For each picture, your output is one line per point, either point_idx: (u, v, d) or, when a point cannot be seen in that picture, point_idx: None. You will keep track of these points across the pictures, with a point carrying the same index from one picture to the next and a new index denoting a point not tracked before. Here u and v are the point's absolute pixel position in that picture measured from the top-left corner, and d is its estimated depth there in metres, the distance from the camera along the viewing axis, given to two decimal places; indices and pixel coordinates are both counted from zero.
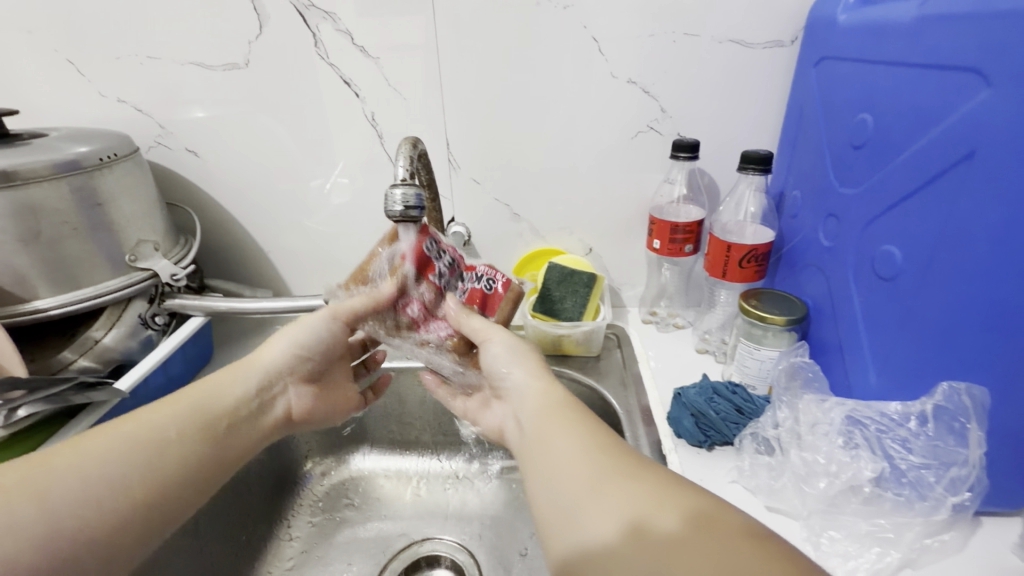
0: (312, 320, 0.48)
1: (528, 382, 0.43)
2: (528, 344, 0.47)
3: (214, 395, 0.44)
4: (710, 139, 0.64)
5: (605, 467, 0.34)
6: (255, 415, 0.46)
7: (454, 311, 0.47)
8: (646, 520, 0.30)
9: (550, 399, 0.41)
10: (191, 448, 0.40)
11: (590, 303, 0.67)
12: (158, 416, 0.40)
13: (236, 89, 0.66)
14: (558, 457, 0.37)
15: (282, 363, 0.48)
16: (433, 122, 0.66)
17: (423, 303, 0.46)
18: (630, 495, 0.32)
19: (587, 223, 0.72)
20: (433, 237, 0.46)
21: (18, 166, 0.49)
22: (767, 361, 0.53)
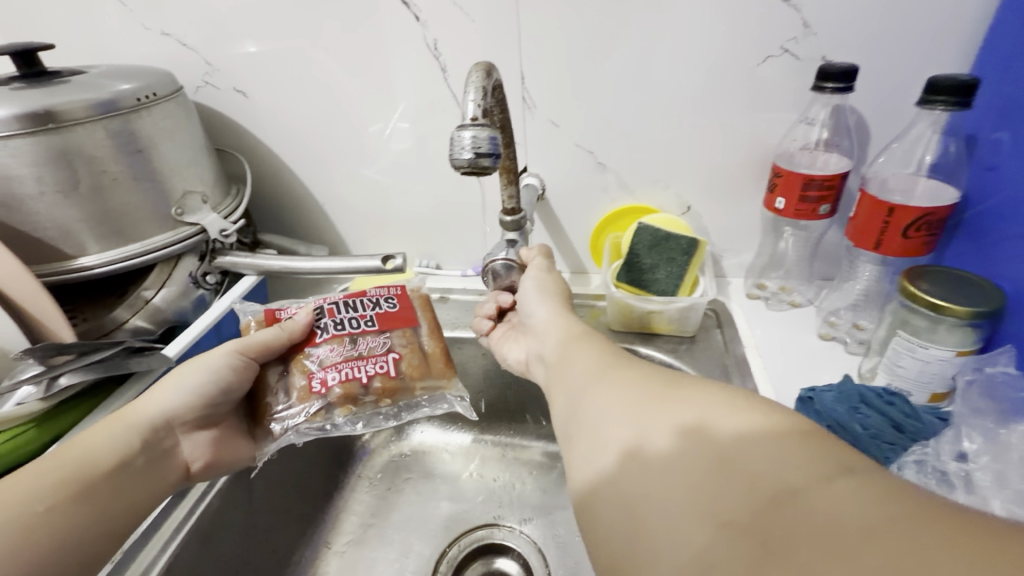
0: (212, 356, 0.43)
1: (550, 319, 0.42)
2: (561, 286, 0.46)
3: (89, 448, 0.38)
4: (870, 64, 0.48)
5: (639, 387, 0.29)
6: (149, 469, 0.40)
7: (370, 347, 0.45)
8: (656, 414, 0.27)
9: (572, 329, 0.39)
10: (69, 524, 0.34)
11: (688, 275, 0.56)
12: (27, 485, 0.34)
13: (283, 17, 0.57)
14: (580, 383, 0.33)
15: (179, 409, 0.42)
16: (506, 52, 0.55)
17: (326, 365, 0.44)
18: (646, 410, 0.27)
19: (687, 177, 0.59)
20: (284, 315, 0.48)
21: (55, 107, 0.45)
22: (933, 363, 0.40)
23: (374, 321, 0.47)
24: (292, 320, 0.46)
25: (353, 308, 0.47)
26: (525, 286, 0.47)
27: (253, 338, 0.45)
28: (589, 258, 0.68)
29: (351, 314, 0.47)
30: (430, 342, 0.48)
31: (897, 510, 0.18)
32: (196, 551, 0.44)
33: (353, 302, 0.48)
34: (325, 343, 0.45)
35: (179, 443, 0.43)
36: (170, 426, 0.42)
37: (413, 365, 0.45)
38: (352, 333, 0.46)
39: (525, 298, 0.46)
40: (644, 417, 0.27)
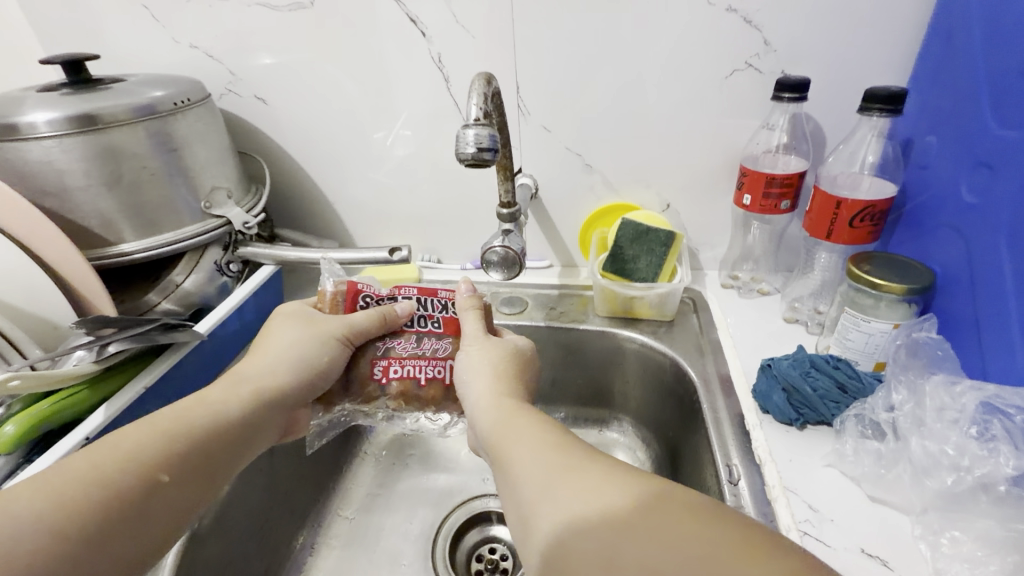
0: (324, 330, 0.46)
1: (474, 395, 0.41)
2: (496, 350, 0.44)
3: (208, 416, 0.39)
4: (822, 77, 0.55)
5: (560, 467, 0.31)
6: (253, 438, 0.42)
7: (432, 350, 0.47)
8: (594, 512, 0.28)
9: (497, 405, 0.38)
10: (180, 495, 0.36)
11: (667, 263, 0.62)
12: (151, 454, 0.35)
13: (301, 32, 0.64)
14: (506, 465, 0.34)
15: (287, 380, 0.44)
16: (503, 64, 0.61)
17: (393, 356, 0.47)
18: (606, 507, 0.28)
19: (666, 177, 0.65)
20: (367, 292, 0.49)
21: (99, 111, 0.50)
22: (876, 335, 0.46)
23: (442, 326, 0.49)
24: (391, 307, 0.48)
25: (428, 309, 0.49)
26: (464, 353, 0.45)
27: (352, 325, 0.47)
28: (577, 252, 0.74)
29: (425, 312, 0.49)
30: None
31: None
32: (226, 506, 0.48)
33: (431, 305, 0.50)
34: (399, 335, 0.48)
35: (282, 416, 0.44)
36: (283, 397, 0.44)
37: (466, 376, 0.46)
38: (424, 333, 0.48)
39: (462, 369, 0.44)
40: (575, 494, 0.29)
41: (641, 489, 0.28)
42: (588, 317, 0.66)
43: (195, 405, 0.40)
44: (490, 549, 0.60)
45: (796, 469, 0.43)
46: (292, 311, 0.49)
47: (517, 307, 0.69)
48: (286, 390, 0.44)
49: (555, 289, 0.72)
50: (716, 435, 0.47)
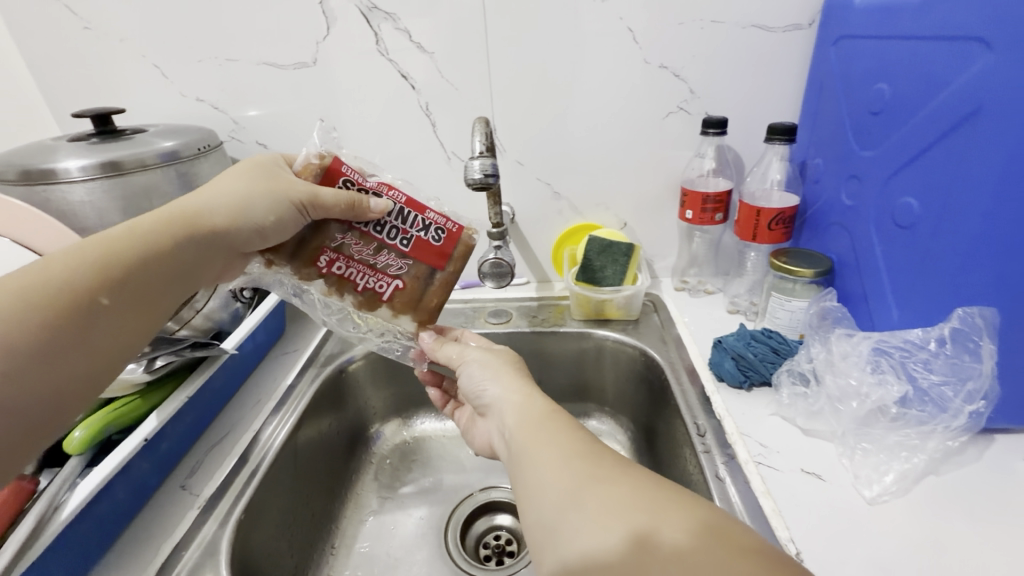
0: (280, 186, 0.46)
1: (503, 397, 0.46)
2: (501, 357, 0.51)
3: (145, 246, 0.42)
4: (737, 117, 0.71)
5: (589, 477, 0.36)
6: (187, 272, 0.44)
7: (386, 264, 0.50)
8: (620, 526, 0.32)
9: (530, 412, 0.43)
10: (123, 316, 0.40)
11: (629, 271, 0.74)
12: (88, 277, 0.39)
13: (303, 87, 0.73)
14: (535, 477, 0.38)
15: (223, 217, 0.45)
16: (482, 111, 0.73)
17: (345, 254, 0.49)
18: (630, 515, 0.32)
19: (621, 200, 0.78)
20: (348, 177, 0.48)
21: (128, 158, 0.57)
22: (797, 312, 0.59)
23: (409, 248, 0.50)
24: (364, 198, 0.47)
25: (404, 219, 0.49)
26: (472, 367, 0.50)
27: (314, 193, 0.46)
28: (550, 268, 0.85)
29: (400, 228, 0.49)
30: (432, 293, 0.52)
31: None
32: (265, 500, 0.53)
33: (410, 216, 0.49)
34: (361, 234, 0.48)
35: (222, 256, 0.46)
36: (217, 238, 0.45)
37: (402, 298, 0.51)
38: (388, 241, 0.49)
39: (473, 376, 0.50)
40: (603, 505, 0.34)
41: (663, 505, 0.33)
42: (566, 321, 0.76)
43: (132, 233, 0.42)
44: (496, 536, 0.67)
45: (748, 419, 0.53)
46: (248, 167, 0.49)
47: (503, 317, 0.78)
48: (222, 232, 0.45)
49: (533, 301, 0.82)
50: (683, 402, 0.58)
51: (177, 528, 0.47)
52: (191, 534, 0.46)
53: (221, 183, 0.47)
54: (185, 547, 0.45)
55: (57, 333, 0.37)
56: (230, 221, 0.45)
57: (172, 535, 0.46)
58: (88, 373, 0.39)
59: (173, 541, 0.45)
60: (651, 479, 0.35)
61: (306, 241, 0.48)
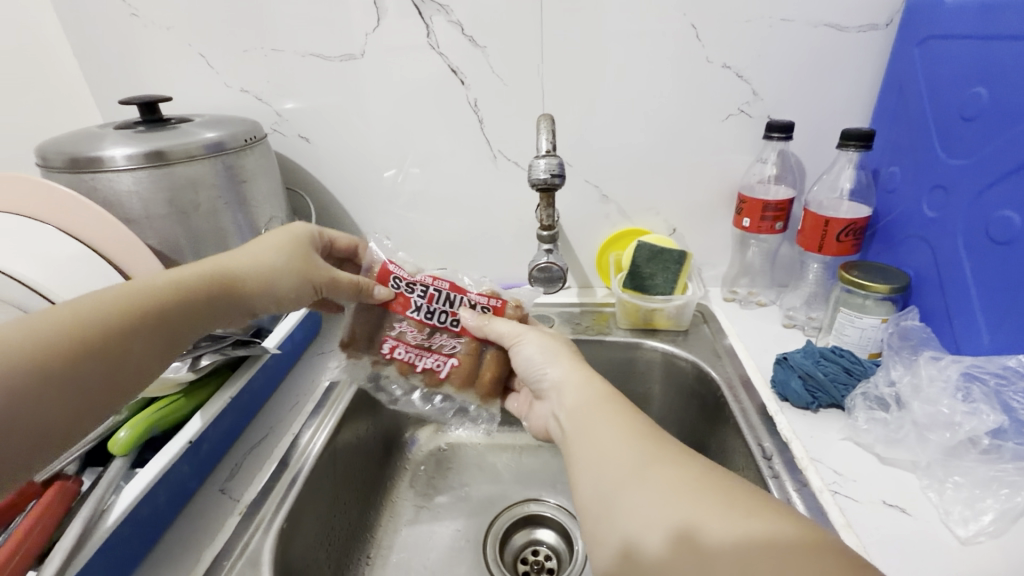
0: (311, 267, 0.49)
1: (566, 377, 0.46)
2: (561, 342, 0.50)
3: (174, 297, 0.40)
4: (802, 122, 0.67)
5: (648, 456, 0.36)
6: (206, 325, 0.42)
7: (439, 343, 0.52)
8: (671, 504, 0.32)
9: (593, 392, 0.43)
10: (149, 359, 0.37)
11: (680, 279, 0.71)
12: (119, 314, 0.36)
13: (349, 79, 0.70)
14: (591, 448, 0.39)
15: (252, 282, 0.45)
16: (533, 109, 0.71)
17: (403, 341, 0.52)
18: (674, 495, 0.33)
19: (672, 205, 0.75)
20: (396, 275, 0.52)
21: (175, 147, 0.55)
22: (868, 330, 0.55)
23: (458, 333, 0.52)
24: (371, 284, 0.51)
25: (451, 311, 0.52)
26: (526, 349, 0.49)
27: (334, 278, 0.50)
28: (592, 274, 0.82)
29: (450, 313, 0.52)
30: (488, 372, 0.53)
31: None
32: (305, 506, 0.50)
33: (456, 300, 0.52)
34: (415, 324, 0.52)
35: (237, 314, 0.45)
36: (242, 303, 0.45)
37: (460, 376, 0.53)
38: (439, 328, 0.52)
39: (531, 360, 0.49)
40: (653, 485, 0.34)
41: (715, 492, 0.32)
42: (612, 329, 0.73)
43: (167, 287, 0.40)
44: (534, 551, 0.64)
45: (818, 442, 0.50)
46: (281, 237, 0.50)
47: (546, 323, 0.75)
48: (248, 297, 0.45)
49: (576, 306, 0.79)
50: (744, 422, 0.54)
51: (216, 535, 0.45)
52: (231, 542, 0.44)
53: (253, 248, 0.47)
54: (227, 556, 0.43)
55: (85, 361, 0.33)
56: (261, 293, 0.46)
57: (210, 544, 0.44)
58: (106, 397, 0.35)
59: (214, 549, 0.43)
60: (709, 465, 0.35)
61: (377, 326, 0.53)
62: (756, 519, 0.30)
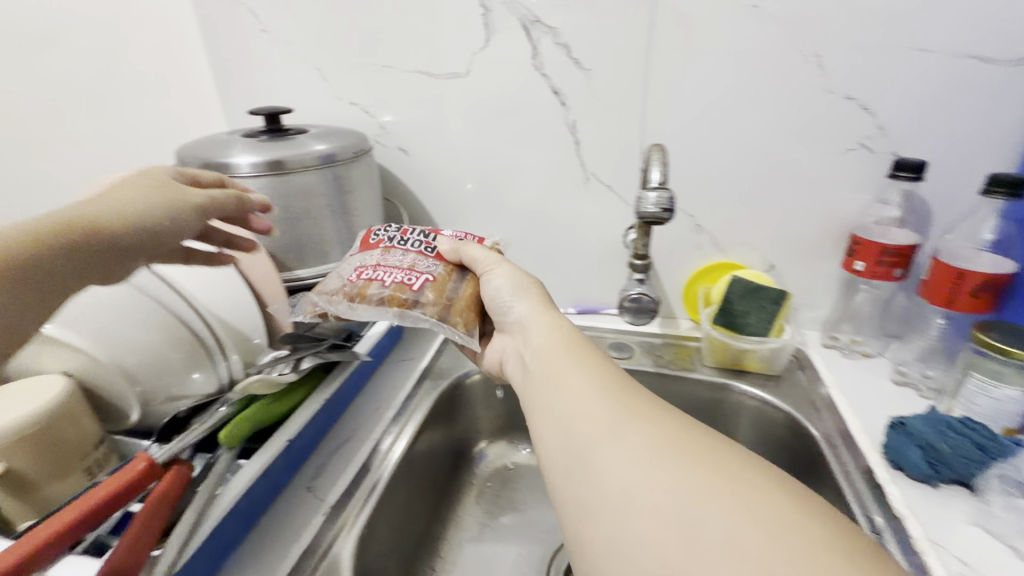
0: (190, 194, 0.47)
1: (533, 317, 0.50)
2: (528, 276, 0.53)
3: (67, 232, 0.39)
4: (935, 161, 0.61)
5: (617, 413, 0.37)
6: (105, 262, 0.41)
7: (407, 264, 0.53)
8: (644, 463, 0.34)
9: (560, 340, 0.46)
10: (36, 291, 0.38)
11: (776, 321, 0.66)
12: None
13: (452, 96, 0.72)
14: (572, 404, 0.40)
15: (143, 216, 0.44)
16: (632, 134, 0.69)
17: (375, 265, 0.53)
18: (651, 454, 0.34)
19: (773, 240, 0.71)
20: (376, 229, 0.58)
21: (293, 157, 0.58)
22: (1005, 401, 0.49)
23: (430, 258, 0.54)
24: (251, 199, 0.51)
25: (426, 237, 0.56)
26: (493, 278, 0.53)
27: (214, 199, 0.49)
28: (676, 305, 0.79)
29: (427, 244, 0.56)
30: (465, 298, 0.53)
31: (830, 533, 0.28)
32: (382, 513, 0.51)
33: (429, 235, 0.57)
34: (388, 249, 0.55)
35: (143, 251, 0.44)
36: (143, 236, 0.43)
37: (435, 292, 0.51)
38: (412, 251, 0.55)
39: (499, 292, 0.52)
40: (629, 443, 0.35)
41: (691, 451, 0.33)
42: (696, 367, 0.70)
43: (52, 225, 0.39)
44: None
45: (939, 523, 0.45)
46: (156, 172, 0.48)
47: (626, 352, 0.73)
48: (150, 231, 0.44)
49: (657, 337, 0.77)
50: (848, 488, 0.50)
51: (302, 532, 0.46)
52: (315, 543, 0.45)
53: (124, 184, 0.45)
54: (311, 556, 0.44)
55: None
56: (139, 220, 0.43)
57: (297, 539, 0.46)
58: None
59: (299, 547, 0.45)
60: (680, 422, 0.36)
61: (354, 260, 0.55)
62: (732, 474, 0.31)
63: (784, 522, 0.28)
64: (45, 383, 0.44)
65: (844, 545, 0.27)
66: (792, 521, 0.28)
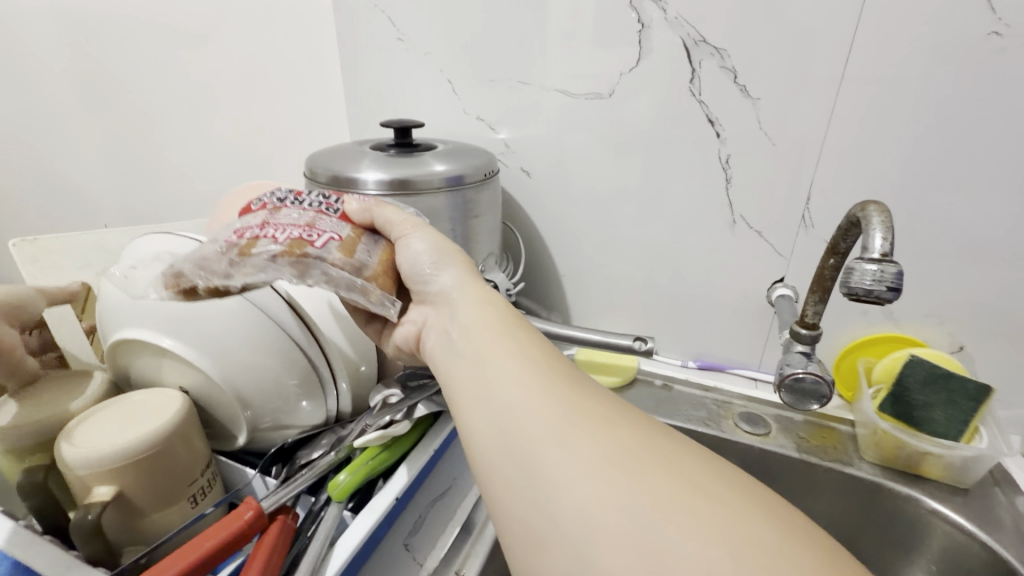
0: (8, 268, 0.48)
1: (458, 286, 0.43)
2: (452, 243, 0.46)
3: None
4: None
5: (585, 416, 0.32)
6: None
7: (318, 222, 0.42)
8: (635, 491, 0.27)
9: (491, 316, 0.40)
10: None
11: (971, 422, 0.53)
12: None
13: (589, 118, 0.66)
14: (474, 373, 0.37)
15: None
16: (801, 175, 0.59)
17: (271, 220, 0.41)
18: (644, 484, 0.28)
19: (970, 319, 0.58)
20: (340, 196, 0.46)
21: (424, 176, 0.55)
22: None
23: (329, 215, 0.44)
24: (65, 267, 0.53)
25: (328, 197, 0.45)
26: (360, 232, 0.44)
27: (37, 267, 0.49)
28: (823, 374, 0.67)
29: (325, 199, 0.45)
30: (379, 263, 0.43)
31: None
32: None
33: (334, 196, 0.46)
34: (278, 208, 0.43)
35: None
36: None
37: (347, 256, 0.40)
38: (311, 210, 0.43)
39: (419, 260, 0.44)
40: (625, 468, 0.29)
41: (693, 491, 0.27)
42: (853, 462, 0.57)
43: None
44: None
45: None
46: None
47: (761, 427, 0.63)
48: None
49: (797, 414, 0.65)
50: None
51: None
52: None
53: None
54: None
55: None
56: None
57: None
58: None
59: None
60: (672, 447, 0.30)
61: (299, 217, 0.42)
62: (754, 529, 0.26)
63: None
64: (161, 401, 0.42)
65: None
66: None
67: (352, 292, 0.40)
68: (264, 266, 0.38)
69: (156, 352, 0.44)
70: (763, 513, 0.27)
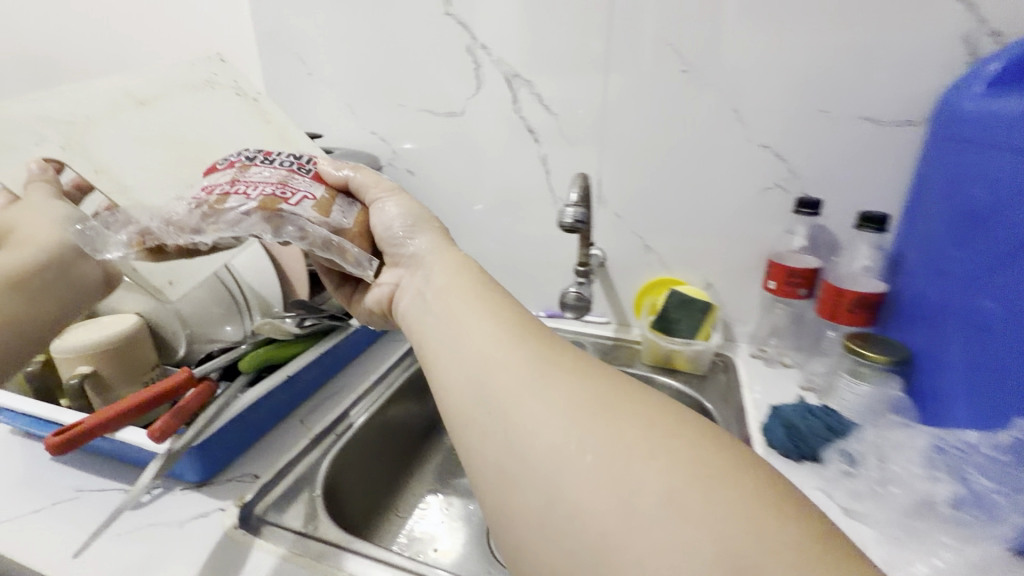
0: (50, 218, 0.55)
1: (430, 250, 0.49)
2: (421, 209, 0.53)
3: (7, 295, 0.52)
4: (835, 194, 0.73)
5: (529, 356, 0.35)
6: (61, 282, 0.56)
7: (293, 182, 0.50)
8: (579, 424, 0.30)
9: (464, 284, 0.43)
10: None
11: (703, 327, 0.78)
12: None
13: (450, 130, 0.89)
14: (451, 336, 0.39)
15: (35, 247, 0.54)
16: (591, 166, 0.84)
17: (239, 180, 0.49)
18: (576, 410, 0.31)
19: (710, 263, 0.83)
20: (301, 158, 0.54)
21: None
22: (863, 398, 0.59)
23: (303, 175, 0.51)
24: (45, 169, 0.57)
25: (298, 158, 0.53)
26: (336, 197, 0.52)
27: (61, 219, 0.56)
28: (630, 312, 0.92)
29: (288, 157, 0.53)
30: (354, 224, 0.52)
31: (770, 499, 0.26)
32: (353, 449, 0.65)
33: (304, 158, 0.54)
34: (248, 166, 0.51)
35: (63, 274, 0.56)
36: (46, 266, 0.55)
37: (322, 214, 0.49)
38: (282, 169, 0.51)
39: (392, 223, 0.52)
40: (557, 403, 0.31)
41: (614, 410, 0.31)
42: (634, 363, 0.83)
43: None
44: None
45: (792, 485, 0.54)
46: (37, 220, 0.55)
47: None
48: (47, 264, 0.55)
49: (610, 339, 0.90)
50: None
51: (290, 448, 0.62)
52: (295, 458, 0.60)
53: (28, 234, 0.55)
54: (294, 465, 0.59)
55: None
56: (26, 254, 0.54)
57: (288, 451, 0.61)
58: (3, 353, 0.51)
59: (284, 459, 0.60)
60: (585, 368, 0.34)
61: (275, 178, 0.49)
62: (679, 443, 0.29)
63: (732, 497, 0.26)
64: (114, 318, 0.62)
65: (760, 496, 0.26)
66: (735, 497, 0.26)
67: (323, 246, 0.49)
68: (238, 223, 0.46)
69: (124, 284, 0.63)
70: (699, 428, 0.30)
